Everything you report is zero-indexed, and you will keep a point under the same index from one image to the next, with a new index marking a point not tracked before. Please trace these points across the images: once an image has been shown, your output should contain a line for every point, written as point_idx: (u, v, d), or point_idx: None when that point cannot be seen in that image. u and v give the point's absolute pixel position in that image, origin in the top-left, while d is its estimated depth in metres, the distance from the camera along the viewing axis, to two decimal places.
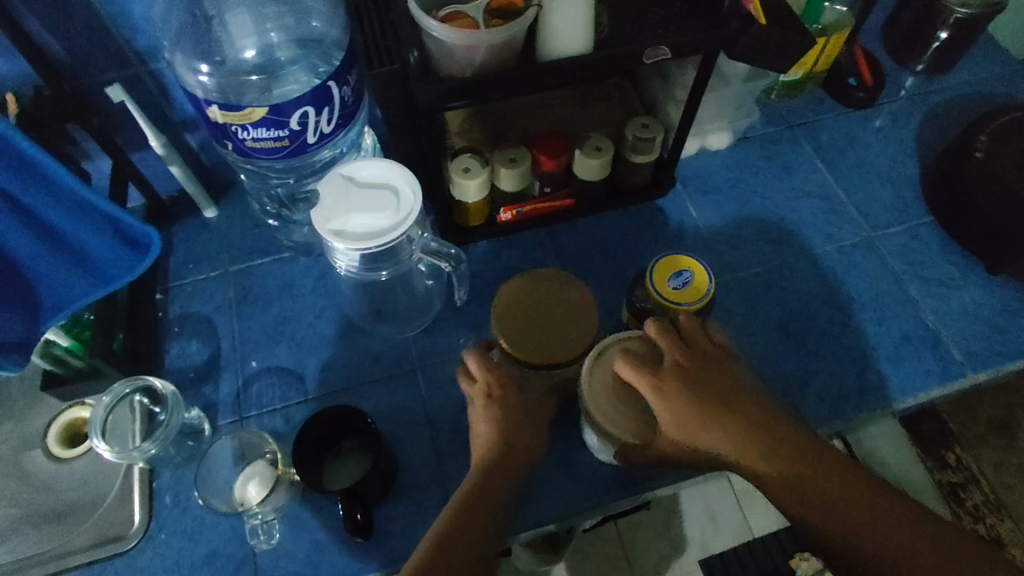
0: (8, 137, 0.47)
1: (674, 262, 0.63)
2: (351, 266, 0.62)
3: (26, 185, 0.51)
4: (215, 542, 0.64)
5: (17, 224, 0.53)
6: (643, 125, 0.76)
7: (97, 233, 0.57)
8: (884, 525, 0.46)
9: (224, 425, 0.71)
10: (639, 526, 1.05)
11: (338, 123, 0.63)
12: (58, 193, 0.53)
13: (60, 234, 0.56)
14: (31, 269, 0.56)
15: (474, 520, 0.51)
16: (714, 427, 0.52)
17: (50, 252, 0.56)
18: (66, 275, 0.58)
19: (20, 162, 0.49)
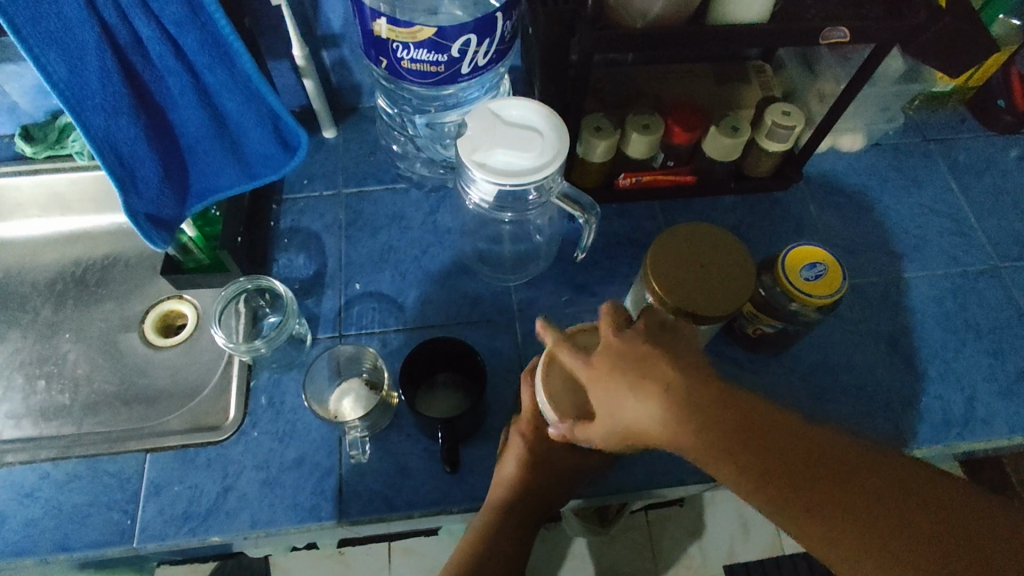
0: (209, 12, 0.48)
1: (808, 253, 0.62)
2: (484, 200, 0.62)
3: (214, 63, 0.52)
4: (305, 449, 0.66)
5: (195, 101, 0.54)
6: (785, 112, 0.73)
7: (259, 126, 0.58)
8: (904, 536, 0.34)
9: (323, 338, 0.72)
10: (671, 522, 1.13)
11: (493, 57, 0.63)
12: (237, 77, 0.53)
13: (225, 120, 0.57)
14: (192, 150, 0.58)
15: (516, 512, 0.57)
16: (642, 410, 0.39)
17: (213, 135, 0.57)
18: (220, 163, 0.60)
19: (215, 40, 0.50)
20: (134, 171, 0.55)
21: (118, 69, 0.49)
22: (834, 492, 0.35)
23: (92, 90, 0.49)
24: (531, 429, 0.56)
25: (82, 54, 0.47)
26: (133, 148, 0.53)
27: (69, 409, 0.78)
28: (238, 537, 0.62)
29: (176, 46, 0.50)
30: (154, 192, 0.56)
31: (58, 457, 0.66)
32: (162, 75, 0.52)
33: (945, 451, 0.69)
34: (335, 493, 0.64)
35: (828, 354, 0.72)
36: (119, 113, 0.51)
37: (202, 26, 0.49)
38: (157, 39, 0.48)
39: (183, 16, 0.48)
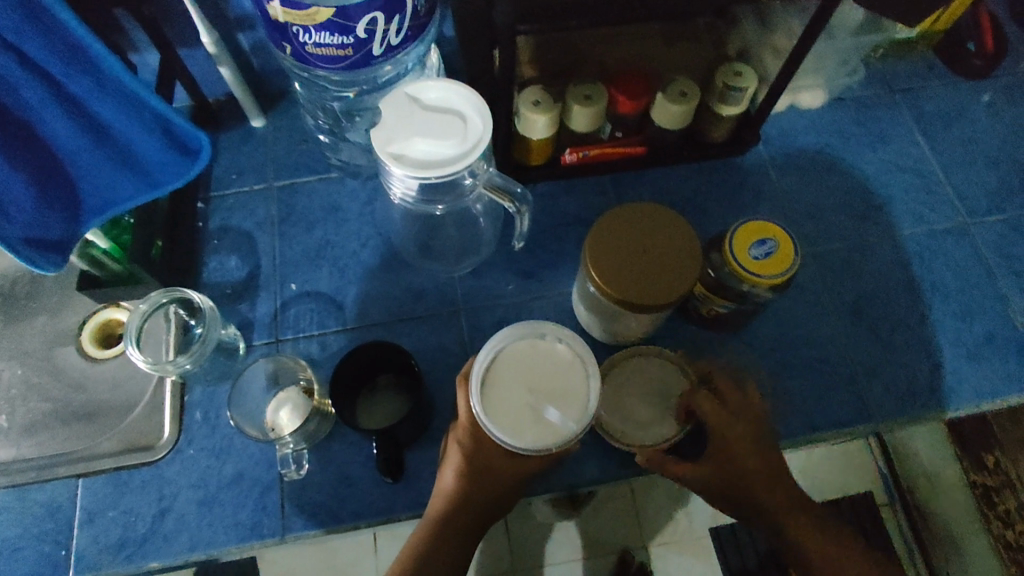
0: (53, 11, 0.40)
1: (758, 228, 0.58)
2: (408, 194, 0.57)
3: (73, 69, 0.44)
4: (242, 464, 0.63)
5: (63, 113, 0.47)
6: (735, 73, 0.69)
7: (147, 132, 0.51)
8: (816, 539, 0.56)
9: (259, 345, 0.68)
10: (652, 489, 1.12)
11: (407, 35, 0.57)
12: (105, 82, 0.46)
13: (106, 128, 0.50)
14: (75, 164, 0.51)
15: (456, 527, 0.54)
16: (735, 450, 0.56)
17: (96, 146, 0.50)
18: (110, 174, 0.53)
19: (67, 44, 0.42)
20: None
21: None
22: (803, 524, 0.56)
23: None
24: (467, 437, 0.55)
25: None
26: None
27: (6, 432, 0.75)
28: (178, 561, 0.60)
29: (21, 55, 0.42)
30: (29, 215, 0.50)
31: None
32: (15, 89, 0.44)
33: (911, 423, 0.66)
34: (277, 509, 0.61)
35: (788, 329, 0.68)
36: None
37: (45, 30, 0.41)
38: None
39: (20, 20, 0.40)
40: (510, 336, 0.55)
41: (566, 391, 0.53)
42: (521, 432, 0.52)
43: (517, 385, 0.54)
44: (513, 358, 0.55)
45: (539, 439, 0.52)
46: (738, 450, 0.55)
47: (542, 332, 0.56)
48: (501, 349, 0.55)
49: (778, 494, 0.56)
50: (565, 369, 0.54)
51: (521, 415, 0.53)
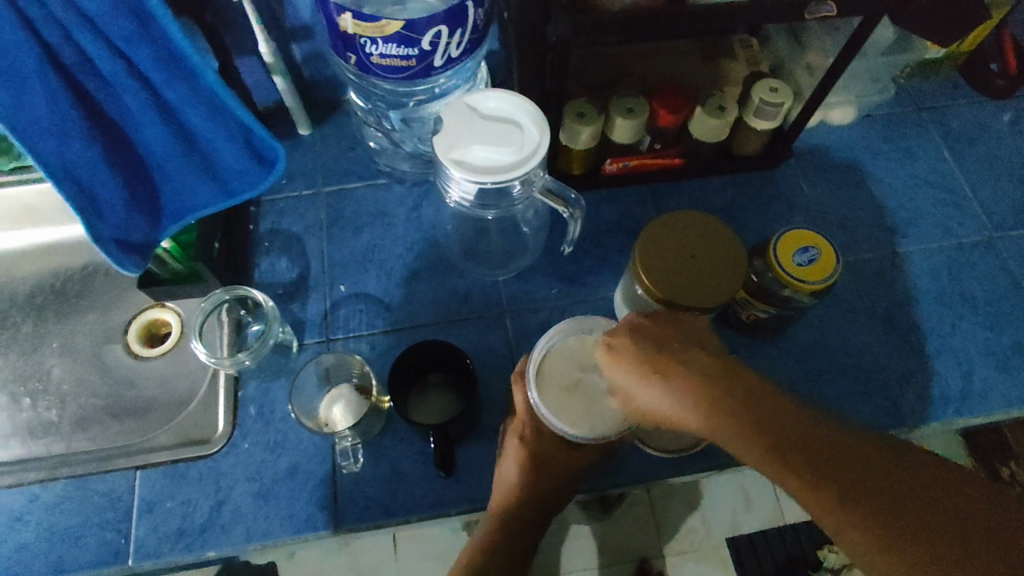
0: (161, 23, 0.42)
1: (800, 237, 0.60)
2: (466, 198, 0.60)
3: (170, 78, 0.46)
4: (296, 458, 0.65)
5: (157, 118, 0.49)
6: (772, 89, 0.71)
7: (230, 142, 0.52)
8: (848, 488, 0.37)
9: (311, 343, 0.71)
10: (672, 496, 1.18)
11: (466, 48, 0.60)
12: (199, 92, 0.48)
13: (194, 137, 0.52)
14: (161, 168, 0.54)
15: (518, 516, 0.58)
16: (665, 401, 0.45)
17: (180, 151, 0.52)
18: (191, 179, 0.55)
19: (169, 54, 0.44)
20: (95, 195, 0.50)
21: (68, 91, 0.44)
22: (824, 463, 0.38)
23: (39, 114, 0.43)
24: (528, 430, 0.58)
25: (24, 78, 0.42)
26: (92, 169, 0.49)
27: (59, 425, 0.78)
28: (236, 550, 0.62)
29: (128, 62, 0.44)
30: (120, 217, 0.53)
31: (45, 479, 0.64)
32: (117, 93, 0.47)
33: (943, 428, 0.68)
34: (331, 502, 0.63)
35: (822, 336, 0.71)
36: (72, 136, 0.46)
37: (152, 40, 0.43)
38: (107, 56, 0.43)
39: (131, 30, 0.42)
40: (562, 333, 0.58)
41: None
42: (580, 420, 0.54)
43: (571, 379, 0.56)
44: (567, 355, 0.57)
45: (593, 427, 0.54)
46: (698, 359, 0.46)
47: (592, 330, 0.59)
48: (554, 346, 0.58)
49: (775, 421, 0.41)
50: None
51: (578, 403, 0.55)
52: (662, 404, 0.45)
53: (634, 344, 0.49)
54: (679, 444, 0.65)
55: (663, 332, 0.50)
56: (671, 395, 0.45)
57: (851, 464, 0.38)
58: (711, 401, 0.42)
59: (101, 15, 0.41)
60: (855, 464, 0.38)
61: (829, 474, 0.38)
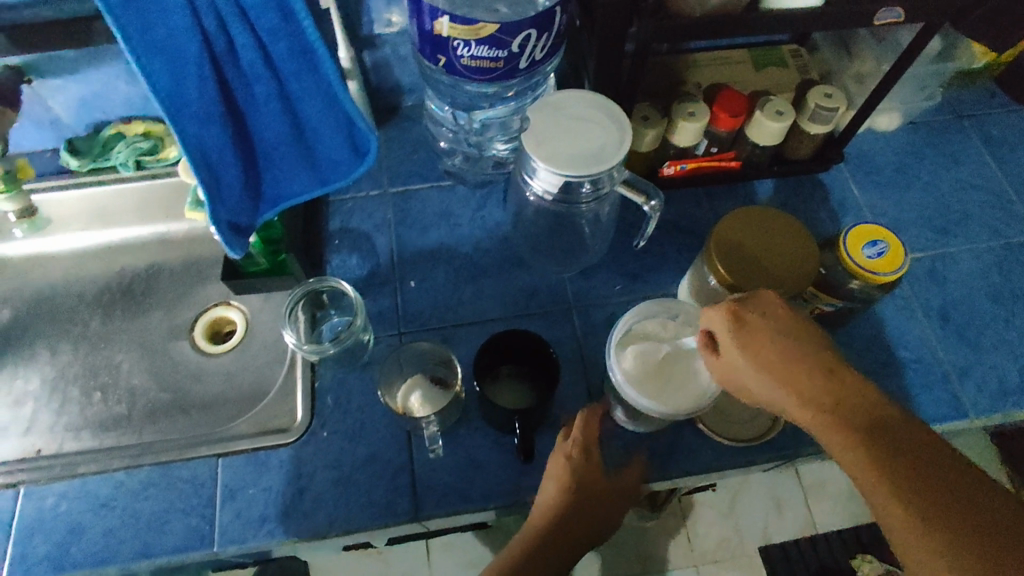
0: (297, 17, 0.47)
1: (868, 232, 0.63)
2: (547, 192, 0.63)
3: (299, 69, 0.51)
4: (375, 446, 0.67)
5: (278, 109, 0.53)
6: (827, 94, 0.75)
7: (335, 133, 0.56)
8: (924, 475, 0.42)
9: (385, 337, 0.73)
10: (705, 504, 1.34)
11: (549, 51, 0.63)
12: (319, 82, 0.52)
13: (304, 126, 0.56)
14: (268, 156, 0.57)
15: (548, 547, 0.57)
16: (780, 393, 0.50)
17: (290, 141, 0.56)
18: (292, 169, 0.58)
19: (303, 47, 0.49)
20: (219, 176, 0.53)
21: (214, 78, 0.48)
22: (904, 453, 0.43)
23: (190, 98, 0.47)
24: (578, 455, 0.59)
25: (183, 67, 0.46)
26: (220, 153, 0.52)
27: (127, 417, 0.79)
28: (317, 536, 0.63)
29: (266, 53, 0.49)
30: (234, 199, 0.56)
31: (130, 466, 0.66)
32: (250, 83, 0.51)
33: (1004, 420, 0.70)
34: (410, 488, 0.65)
35: (880, 331, 0.73)
36: (210, 121, 0.50)
37: (293, 31, 0.48)
38: (251, 47, 0.48)
39: (276, 23, 0.47)
40: (639, 316, 0.62)
41: (690, 368, 0.59)
42: (661, 397, 0.58)
43: (648, 355, 0.60)
44: (642, 333, 0.62)
45: (676, 403, 0.57)
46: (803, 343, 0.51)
47: (664, 309, 0.63)
48: (631, 324, 0.62)
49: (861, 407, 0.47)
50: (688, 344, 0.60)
51: (657, 380, 0.59)
52: (776, 396, 0.50)
53: (743, 316, 0.53)
54: (750, 433, 0.67)
55: (787, 327, 0.52)
56: (787, 389, 0.50)
57: (930, 476, 0.42)
58: (828, 405, 0.48)
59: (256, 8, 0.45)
60: (946, 492, 0.41)
61: (918, 491, 0.42)
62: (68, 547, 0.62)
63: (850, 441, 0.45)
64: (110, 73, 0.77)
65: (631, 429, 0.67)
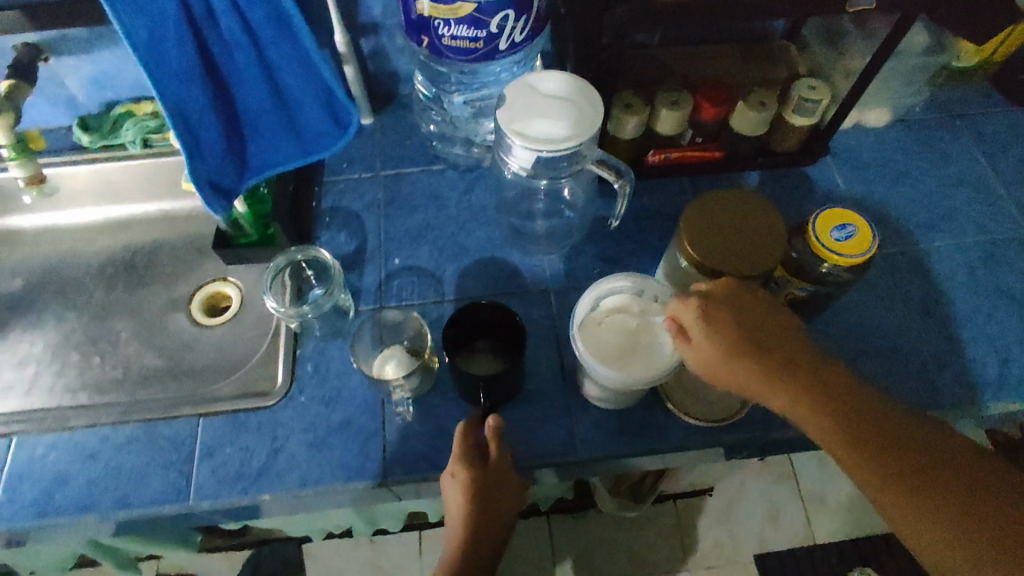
0: None
1: (838, 215, 0.63)
2: (523, 169, 0.65)
3: (278, 37, 0.55)
4: (349, 412, 0.68)
5: (260, 75, 0.57)
6: (811, 87, 0.76)
7: (316, 103, 0.60)
8: (898, 442, 0.48)
9: (366, 309, 0.75)
10: (699, 510, 1.35)
11: (529, 34, 0.65)
12: (297, 51, 0.56)
13: (287, 95, 0.60)
14: (253, 123, 0.61)
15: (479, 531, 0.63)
16: (753, 382, 0.53)
17: (271, 108, 0.60)
18: (277, 137, 0.62)
19: (280, 16, 0.53)
20: (201, 138, 0.57)
21: (194, 40, 0.52)
22: (875, 425, 0.49)
23: (171, 60, 0.51)
24: (460, 469, 0.60)
25: (163, 27, 0.49)
26: (201, 113, 0.56)
27: (123, 382, 0.82)
28: (289, 496, 0.65)
29: (243, 19, 0.53)
30: (217, 161, 0.59)
31: (116, 422, 0.68)
32: (231, 49, 0.54)
33: (982, 413, 0.69)
34: (380, 454, 0.66)
35: (858, 321, 0.73)
36: (191, 81, 0.54)
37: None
38: (230, 14, 0.52)
39: None
40: (604, 290, 0.64)
41: (653, 340, 0.60)
42: (625, 371, 0.58)
43: (612, 326, 0.61)
44: (609, 308, 0.63)
45: (640, 374, 0.58)
46: (774, 333, 0.55)
47: (630, 285, 0.64)
48: (599, 300, 0.64)
49: (837, 385, 0.52)
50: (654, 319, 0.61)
51: (621, 352, 0.60)
52: (748, 384, 0.54)
53: (719, 307, 0.55)
54: (718, 414, 0.68)
55: (746, 313, 0.55)
56: (761, 378, 0.53)
57: (901, 442, 0.48)
58: (808, 386, 0.52)
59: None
60: (917, 458, 0.47)
61: (897, 464, 0.48)
62: (53, 495, 0.65)
63: (826, 423, 0.51)
64: (122, 53, 0.82)
65: (601, 407, 0.68)
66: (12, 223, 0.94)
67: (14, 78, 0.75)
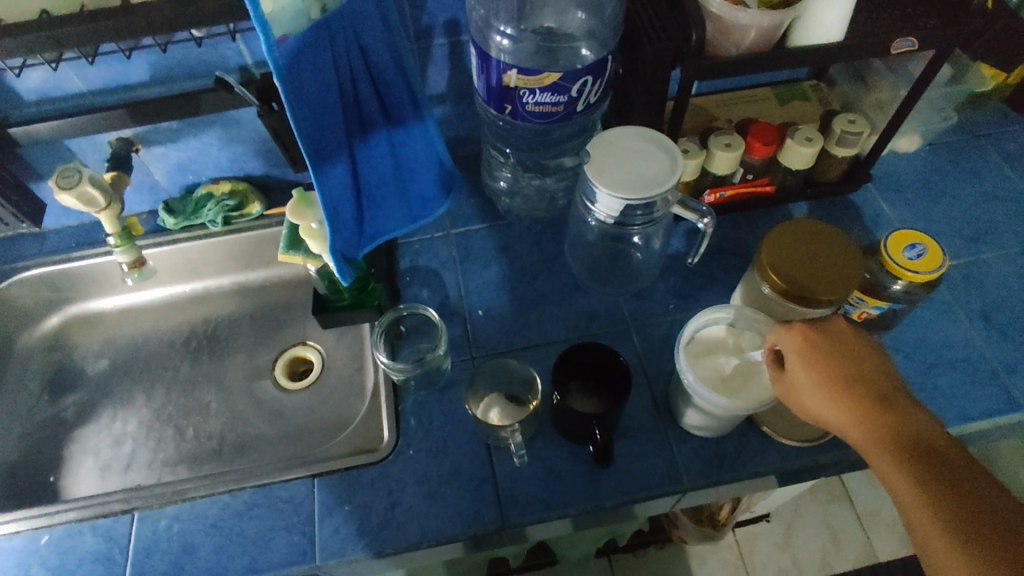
0: (410, 76, 0.67)
1: (905, 236, 0.68)
2: (609, 217, 0.70)
3: (407, 117, 0.70)
4: (458, 461, 0.71)
5: (385, 151, 0.70)
6: (851, 121, 0.82)
7: (427, 172, 0.75)
8: (959, 495, 0.46)
9: (459, 361, 0.78)
10: (759, 538, 1.36)
11: (601, 94, 0.72)
12: (417, 127, 0.71)
13: (403, 168, 0.73)
14: (372, 197, 0.72)
15: None
16: (834, 411, 0.55)
17: (392, 181, 0.72)
18: (391, 207, 0.74)
19: (413, 100, 0.69)
20: (340, 211, 0.66)
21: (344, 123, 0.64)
22: (944, 473, 0.48)
23: (329, 141, 0.61)
24: None
25: (328, 116, 0.60)
26: (342, 189, 0.65)
27: (219, 452, 0.85)
28: (410, 548, 0.67)
29: (383, 104, 0.67)
30: (349, 231, 0.68)
31: (234, 489, 0.71)
32: (368, 131, 0.68)
33: None
34: (494, 499, 0.69)
35: (927, 334, 0.77)
36: (338, 161, 0.64)
37: (406, 84, 0.67)
38: (374, 100, 0.66)
39: (394, 80, 0.66)
40: (698, 325, 0.69)
41: (751, 368, 0.66)
42: (734, 401, 0.62)
43: (712, 358, 0.66)
44: (704, 339, 0.69)
45: (746, 401, 0.63)
46: (866, 369, 0.56)
47: (724, 315, 0.69)
48: (695, 331, 0.69)
49: (913, 429, 0.51)
50: (749, 348, 0.67)
51: (726, 383, 0.65)
52: (828, 412, 0.56)
53: (816, 337, 0.59)
54: (810, 434, 0.72)
55: (848, 355, 0.58)
56: (840, 409, 0.55)
57: (968, 498, 0.46)
58: (883, 421, 0.52)
59: (382, 70, 0.64)
60: (977, 514, 0.45)
61: (959, 516, 0.45)
62: (182, 566, 0.67)
63: (894, 460, 0.50)
64: (206, 140, 0.88)
65: (699, 436, 0.72)
66: (96, 305, 0.98)
67: (115, 170, 0.81)
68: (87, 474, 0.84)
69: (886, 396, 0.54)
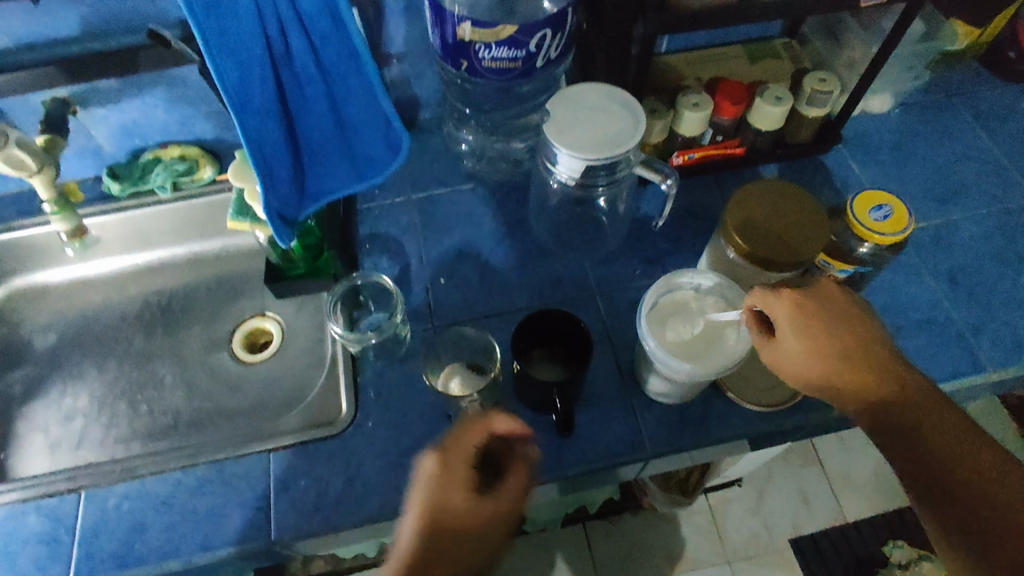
0: (346, 26, 0.61)
1: (872, 197, 0.67)
2: (570, 178, 0.67)
3: (347, 71, 0.65)
4: (418, 433, 0.69)
5: (325, 107, 0.67)
6: (821, 79, 0.80)
7: (374, 131, 0.71)
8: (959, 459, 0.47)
9: (419, 329, 0.76)
10: (731, 502, 1.38)
11: (562, 49, 0.68)
12: (360, 84, 0.67)
13: (348, 126, 0.70)
14: (313, 154, 0.70)
15: None
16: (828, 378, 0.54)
17: (334, 138, 0.70)
18: (335, 165, 0.72)
19: (350, 53, 0.64)
20: (273, 168, 0.65)
21: (275, 76, 0.61)
22: (944, 438, 0.48)
23: (253, 94, 0.60)
24: None
25: (250, 67, 0.58)
26: (275, 146, 0.64)
27: (174, 426, 0.82)
28: (370, 521, 0.65)
29: (318, 56, 0.63)
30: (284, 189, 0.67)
31: (186, 465, 0.69)
32: (303, 85, 0.64)
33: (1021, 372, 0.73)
34: None
35: (894, 296, 0.76)
36: (267, 115, 0.62)
37: (343, 37, 0.62)
38: (306, 52, 0.62)
39: (328, 29, 0.61)
40: (661, 289, 0.67)
41: (714, 332, 0.64)
42: (692, 365, 0.61)
43: (674, 322, 0.64)
44: (668, 303, 0.66)
45: (705, 364, 0.61)
46: (856, 331, 0.55)
47: (688, 280, 0.67)
48: (659, 295, 0.66)
49: (909, 393, 0.51)
50: (711, 311, 0.65)
51: (690, 347, 0.63)
52: (821, 380, 0.54)
53: (804, 301, 0.56)
54: (775, 399, 0.71)
55: (838, 316, 0.56)
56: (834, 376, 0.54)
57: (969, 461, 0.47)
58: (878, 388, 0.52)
59: (312, 16, 0.59)
60: (978, 477, 0.46)
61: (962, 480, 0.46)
62: (133, 544, 0.65)
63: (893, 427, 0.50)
64: (148, 101, 0.83)
65: (664, 402, 0.71)
66: (41, 277, 0.93)
67: (48, 132, 0.77)
68: (36, 453, 0.81)
69: (877, 358, 0.54)
